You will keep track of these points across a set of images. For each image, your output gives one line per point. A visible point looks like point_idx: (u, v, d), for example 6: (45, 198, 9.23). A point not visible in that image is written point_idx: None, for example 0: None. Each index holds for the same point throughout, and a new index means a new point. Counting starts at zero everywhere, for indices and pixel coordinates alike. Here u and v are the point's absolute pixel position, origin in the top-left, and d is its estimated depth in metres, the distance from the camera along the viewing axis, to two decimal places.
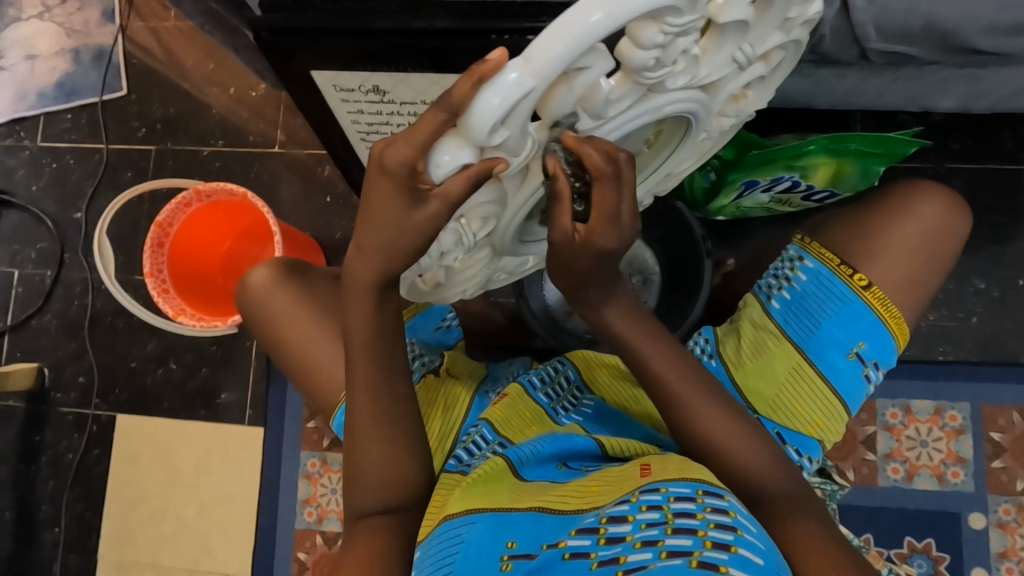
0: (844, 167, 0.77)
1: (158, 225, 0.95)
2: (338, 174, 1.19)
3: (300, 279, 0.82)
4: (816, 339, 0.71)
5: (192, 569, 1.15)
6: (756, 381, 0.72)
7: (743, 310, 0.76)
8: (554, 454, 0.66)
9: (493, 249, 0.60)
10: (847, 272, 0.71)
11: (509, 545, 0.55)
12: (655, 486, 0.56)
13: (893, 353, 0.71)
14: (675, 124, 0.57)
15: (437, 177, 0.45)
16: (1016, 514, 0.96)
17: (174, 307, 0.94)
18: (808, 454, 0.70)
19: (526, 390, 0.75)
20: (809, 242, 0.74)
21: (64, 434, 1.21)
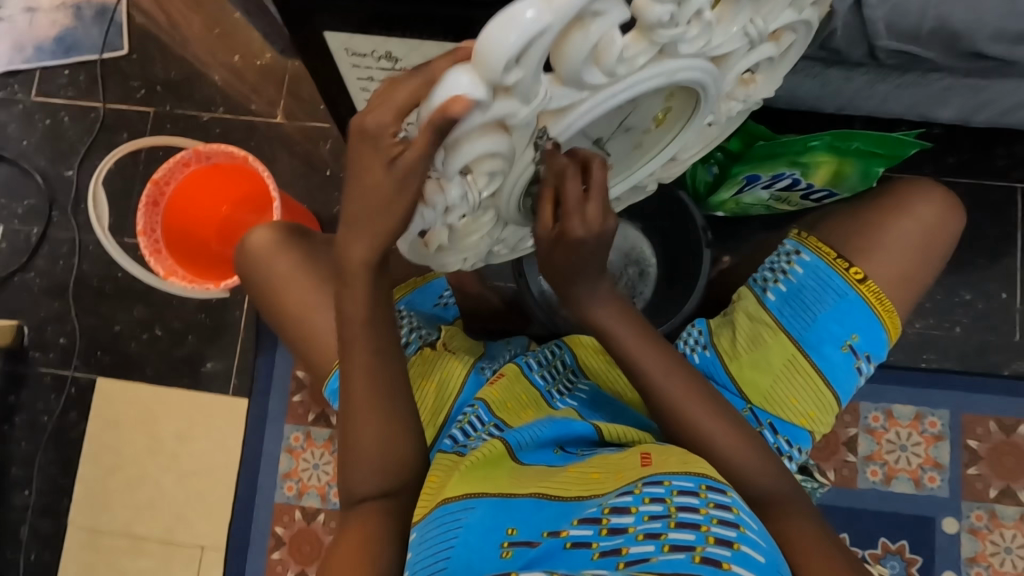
0: (844, 167, 0.78)
1: (154, 183, 0.93)
2: (340, 149, 1.18)
3: (301, 244, 0.81)
4: (813, 332, 0.71)
5: (165, 538, 1.13)
6: (751, 372, 0.72)
7: (737, 301, 0.76)
8: (552, 438, 0.67)
9: (496, 212, 0.59)
10: (843, 266, 0.72)
11: (509, 532, 0.54)
12: (658, 479, 0.55)
13: (885, 345, 0.72)
14: (684, 97, 0.57)
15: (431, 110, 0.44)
16: (988, 521, 0.98)
17: (166, 268, 0.93)
18: (799, 445, 0.71)
19: (524, 372, 0.75)
20: (806, 237, 0.74)
21: (41, 395, 1.18)
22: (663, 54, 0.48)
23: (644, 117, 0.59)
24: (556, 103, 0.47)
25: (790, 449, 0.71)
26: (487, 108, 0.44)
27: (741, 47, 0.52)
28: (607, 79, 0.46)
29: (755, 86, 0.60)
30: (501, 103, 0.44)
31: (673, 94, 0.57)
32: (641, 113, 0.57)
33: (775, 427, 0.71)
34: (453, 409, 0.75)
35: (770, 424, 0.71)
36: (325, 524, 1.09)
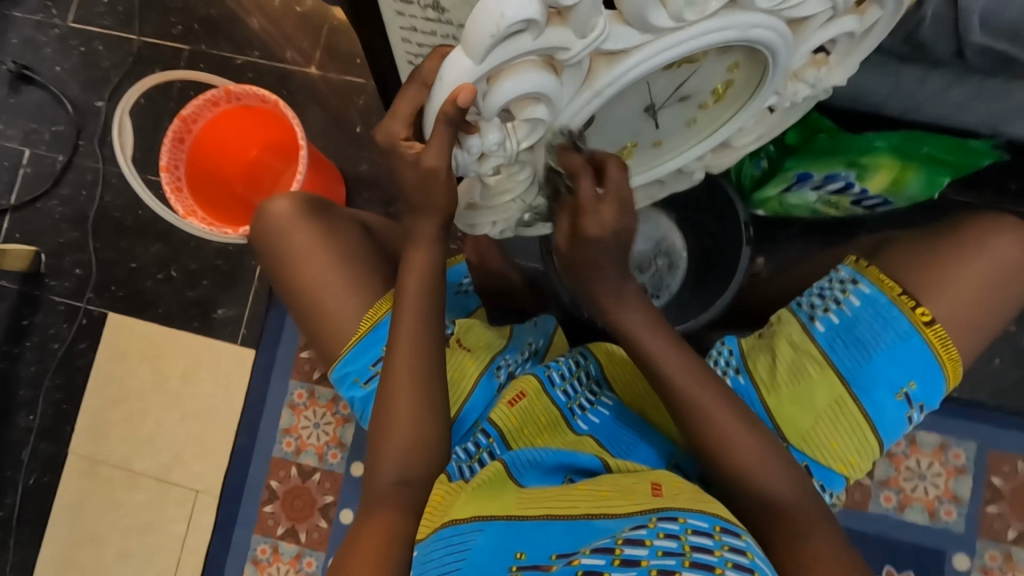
0: (906, 173, 0.75)
1: (182, 119, 0.90)
2: (373, 107, 1.15)
3: (319, 217, 0.72)
4: (864, 373, 0.66)
5: (161, 477, 1.13)
6: (791, 409, 0.67)
7: (780, 326, 0.71)
8: (558, 467, 0.63)
9: (533, 172, 0.58)
10: (908, 304, 0.66)
11: (517, 556, 0.51)
12: (672, 514, 0.53)
13: (941, 394, 0.67)
14: (749, 68, 0.54)
15: (479, 47, 0.41)
16: (1001, 562, 0.94)
17: (185, 207, 0.89)
18: (831, 488, 0.67)
19: (544, 388, 0.70)
20: (865, 266, 0.69)
21: (54, 321, 1.18)
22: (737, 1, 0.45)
23: (705, 84, 0.55)
24: (613, 43, 0.44)
25: (822, 493, 0.67)
26: (540, 32, 0.41)
27: (821, 11, 0.48)
28: (672, 21, 0.43)
29: (827, 69, 0.57)
30: (554, 28, 0.41)
31: (738, 64, 0.53)
32: (702, 78, 0.54)
33: (811, 469, 0.67)
34: (460, 415, 0.72)
35: (805, 466, 0.67)
36: (319, 483, 1.08)
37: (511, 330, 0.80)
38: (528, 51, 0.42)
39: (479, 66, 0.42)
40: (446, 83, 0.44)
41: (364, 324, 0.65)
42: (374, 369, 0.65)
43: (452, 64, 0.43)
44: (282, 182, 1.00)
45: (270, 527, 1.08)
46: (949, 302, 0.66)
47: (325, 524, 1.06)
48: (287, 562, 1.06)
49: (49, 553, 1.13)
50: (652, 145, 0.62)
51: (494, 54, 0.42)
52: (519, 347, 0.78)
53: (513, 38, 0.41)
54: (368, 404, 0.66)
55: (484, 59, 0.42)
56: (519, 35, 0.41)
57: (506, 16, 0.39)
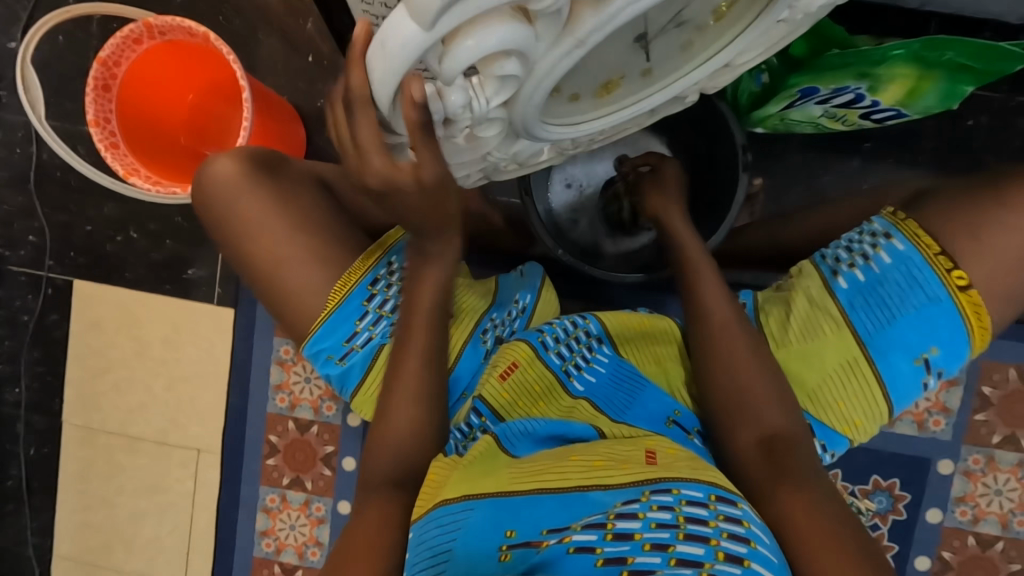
0: (924, 82, 0.65)
1: (101, 62, 0.79)
2: (324, 29, 1.01)
3: (271, 178, 0.66)
4: (884, 335, 0.66)
5: (161, 440, 1.13)
6: (799, 365, 0.69)
7: (801, 280, 0.72)
8: (550, 436, 0.62)
9: (507, 126, 0.48)
10: (944, 265, 0.65)
11: (508, 534, 0.50)
12: (667, 486, 0.53)
13: (963, 360, 0.67)
14: None
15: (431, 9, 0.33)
16: (984, 464, 0.97)
17: (125, 165, 0.80)
18: (833, 449, 0.69)
19: (538, 355, 0.68)
20: (902, 219, 0.68)
21: (18, 293, 1.12)
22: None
23: (704, 7, 0.48)
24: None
25: (823, 452, 0.68)
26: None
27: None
28: None
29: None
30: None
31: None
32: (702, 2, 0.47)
33: (813, 429, 0.68)
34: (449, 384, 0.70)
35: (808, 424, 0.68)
36: (318, 435, 1.08)
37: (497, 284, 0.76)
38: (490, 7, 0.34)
39: (429, 34, 0.35)
40: (390, 53, 0.37)
41: (332, 299, 0.64)
42: (349, 346, 0.64)
43: (394, 25, 0.36)
44: (231, 129, 0.91)
45: (275, 478, 1.10)
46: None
47: (329, 473, 1.09)
48: (296, 509, 1.10)
49: (65, 515, 1.17)
50: (640, 74, 0.52)
51: (445, 18, 0.34)
52: (505, 306, 0.74)
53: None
54: (346, 380, 0.65)
55: (434, 25, 0.35)
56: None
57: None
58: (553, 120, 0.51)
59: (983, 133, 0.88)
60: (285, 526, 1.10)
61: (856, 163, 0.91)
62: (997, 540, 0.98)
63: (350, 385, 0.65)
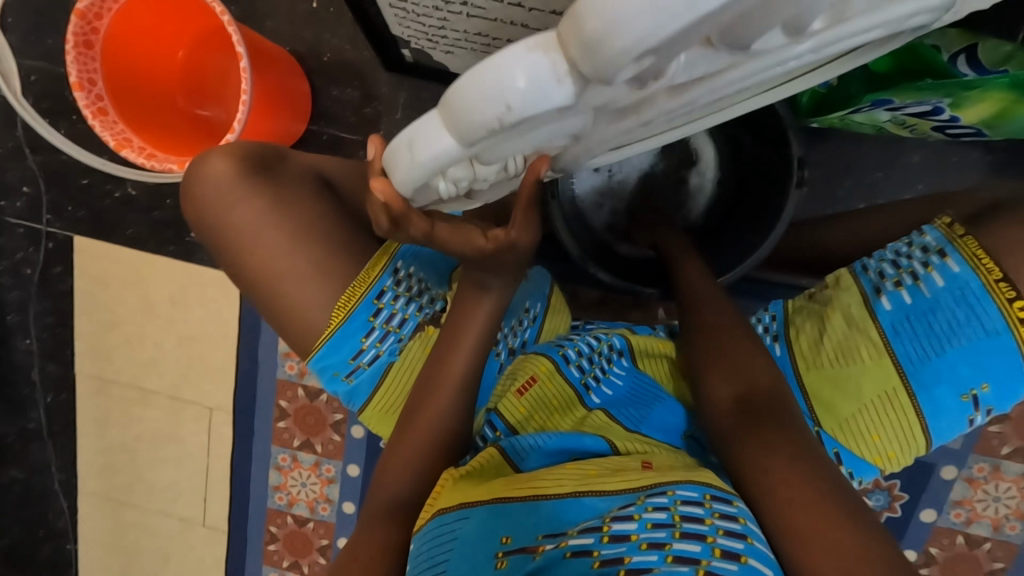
0: (1016, 107, 0.57)
1: (80, 15, 0.70)
2: None
3: (269, 172, 0.61)
4: (929, 367, 0.60)
5: (173, 396, 1.15)
6: (833, 392, 0.64)
7: (839, 298, 0.66)
8: (561, 450, 0.58)
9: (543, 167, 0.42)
10: (1006, 295, 0.58)
11: (503, 541, 0.49)
12: (660, 487, 0.52)
13: (1017, 398, 0.60)
14: None
15: (471, 140, 0.29)
16: (988, 473, 0.98)
17: (117, 137, 0.74)
18: (860, 476, 0.65)
19: (558, 368, 0.65)
20: (960, 235, 0.61)
21: (19, 246, 1.09)
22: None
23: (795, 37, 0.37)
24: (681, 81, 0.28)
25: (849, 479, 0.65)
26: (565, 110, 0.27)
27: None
28: (784, 38, 0.26)
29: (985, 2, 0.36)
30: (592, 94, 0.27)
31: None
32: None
33: (841, 457, 0.64)
34: None
35: (836, 453, 0.64)
36: (327, 402, 1.09)
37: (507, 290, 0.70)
38: (545, 123, 0.29)
39: (468, 150, 0.30)
40: (420, 164, 0.31)
41: (336, 315, 0.60)
42: (356, 363, 0.61)
43: (427, 137, 0.30)
44: (229, 82, 0.83)
45: (286, 439, 1.12)
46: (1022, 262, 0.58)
47: (338, 438, 1.11)
48: (307, 469, 1.13)
49: (86, 458, 1.21)
50: None
51: (492, 138, 0.29)
52: (516, 314, 0.70)
53: (525, 122, 0.28)
54: (354, 396, 0.62)
55: (476, 144, 0.29)
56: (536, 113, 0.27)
57: (514, 107, 0.26)
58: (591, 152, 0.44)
59: None
60: (297, 483, 1.14)
61: (915, 162, 0.83)
62: (986, 541, 1.01)
63: (358, 401, 0.63)
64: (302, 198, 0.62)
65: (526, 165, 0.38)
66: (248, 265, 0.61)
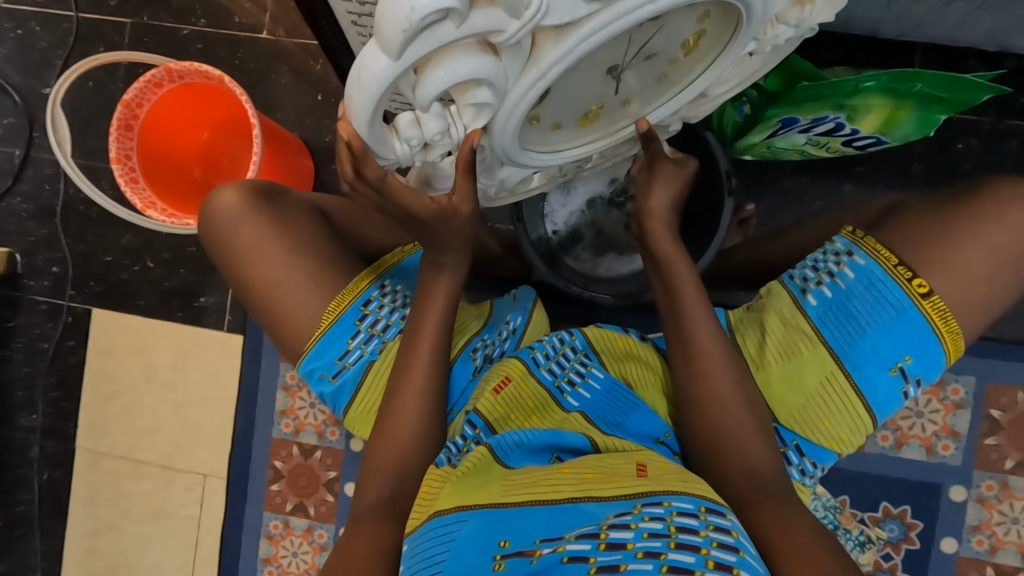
0: (900, 112, 0.68)
1: (125, 104, 0.85)
2: (331, 69, 1.07)
3: (273, 206, 0.71)
4: (858, 350, 0.62)
5: (168, 465, 1.15)
6: (782, 387, 0.64)
7: (768, 300, 0.68)
8: (545, 446, 0.60)
9: (490, 152, 0.54)
10: (904, 275, 0.61)
11: (502, 544, 0.50)
12: (657, 499, 0.52)
13: (941, 368, 0.63)
14: (722, 19, 0.50)
15: (394, 52, 0.38)
16: (998, 491, 0.95)
17: (143, 199, 0.85)
18: (821, 465, 0.65)
19: (530, 370, 0.67)
20: (861, 237, 0.65)
21: (38, 322, 1.17)
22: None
23: (672, 41, 0.51)
24: (554, 18, 0.39)
25: (812, 470, 0.65)
26: (462, 19, 0.37)
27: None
28: None
29: (812, 7, 0.51)
30: (480, 12, 0.37)
31: (709, 12, 0.49)
32: (668, 35, 0.50)
33: (801, 449, 0.65)
34: None
35: (795, 445, 0.65)
36: (321, 460, 1.10)
37: (490, 307, 0.78)
38: (452, 40, 0.38)
39: (397, 63, 0.39)
40: (365, 82, 0.40)
41: (327, 317, 0.66)
42: (342, 363, 0.66)
43: (368, 60, 0.39)
44: (241, 160, 0.98)
45: (278, 504, 1.11)
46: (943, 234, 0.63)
47: (331, 498, 1.09)
48: (299, 536, 1.10)
49: (73, 541, 1.18)
50: (621, 105, 0.57)
51: (411, 48, 0.38)
52: (494, 327, 0.75)
53: (432, 28, 0.37)
54: (339, 397, 0.67)
55: (402, 55, 0.38)
56: (440, 23, 0.37)
57: (418, 10, 0.35)
58: (536, 149, 0.57)
59: (973, 155, 0.90)
60: (287, 554, 1.10)
61: (848, 185, 0.92)
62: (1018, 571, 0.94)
63: (343, 402, 0.67)
64: (299, 228, 0.71)
65: (465, 134, 0.48)
66: (250, 284, 0.70)
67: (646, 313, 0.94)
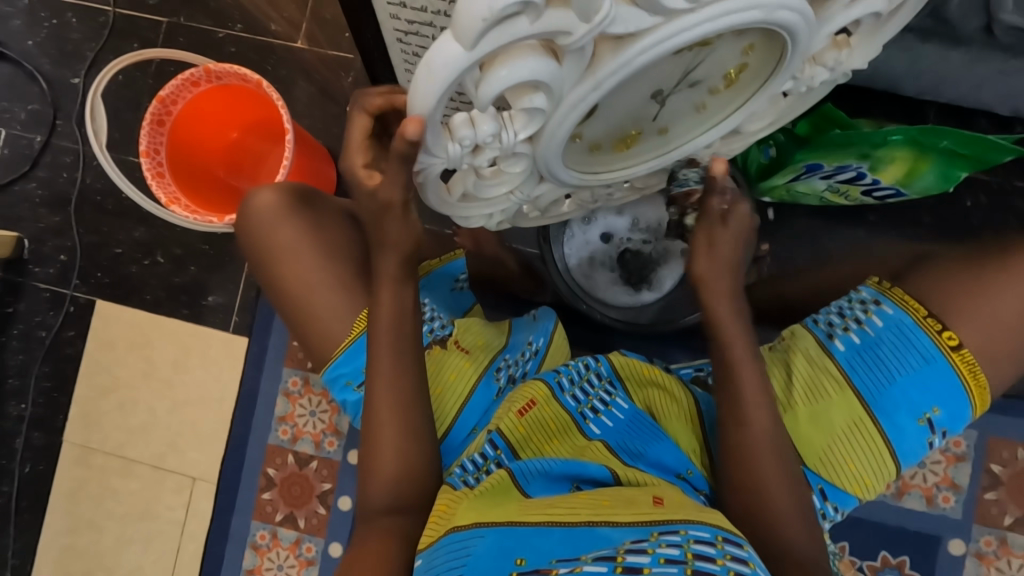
0: (921, 165, 0.71)
1: (160, 100, 0.86)
2: (362, 83, 1.09)
3: (308, 212, 0.72)
4: (885, 396, 0.63)
5: (157, 466, 1.12)
6: (809, 429, 0.65)
7: (795, 342, 0.68)
8: (566, 475, 0.60)
9: (531, 164, 0.56)
10: (934, 327, 0.63)
11: (518, 562, 0.49)
12: (673, 527, 0.51)
13: (966, 420, 0.64)
14: (765, 51, 0.52)
15: (469, 42, 0.38)
16: (997, 547, 0.95)
17: (168, 194, 0.85)
18: (844, 510, 0.65)
19: (554, 394, 0.67)
20: (888, 287, 0.66)
21: (40, 309, 1.15)
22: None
23: (715, 70, 0.54)
24: (619, 26, 0.41)
25: (833, 514, 0.65)
26: (538, 15, 0.38)
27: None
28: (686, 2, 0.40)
29: (848, 51, 0.56)
30: (554, 11, 0.38)
31: (753, 46, 0.52)
32: (712, 64, 0.52)
33: (825, 493, 0.64)
34: (458, 419, 0.69)
35: (819, 488, 0.64)
36: (317, 470, 1.08)
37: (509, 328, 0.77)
38: (524, 36, 0.39)
39: (470, 53, 0.39)
40: (435, 71, 0.41)
41: (355, 327, 0.66)
42: (366, 373, 0.66)
43: (440, 49, 0.40)
44: (267, 164, 0.98)
45: (268, 514, 1.08)
46: (968, 287, 0.63)
47: (323, 511, 1.07)
48: (286, 548, 1.07)
49: (48, 540, 1.13)
50: (657, 133, 0.60)
51: (486, 39, 0.38)
52: (516, 347, 0.74)
53: (508, 22, 0.38)
54: (359, 407, 0.66)
55: (477, 44, 0.39)
56: (515, 18, 0.38)
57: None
58: (574, 166, 0.59)
59: (982, 213, 0.93)
60: (272, 566, 1.07)
61: (860, 234, 0.95)
62: None
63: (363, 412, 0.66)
64: (332, 233, 0.71)
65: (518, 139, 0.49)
66: (280, 286, 0.70)
67: (656, 343, 0.95)
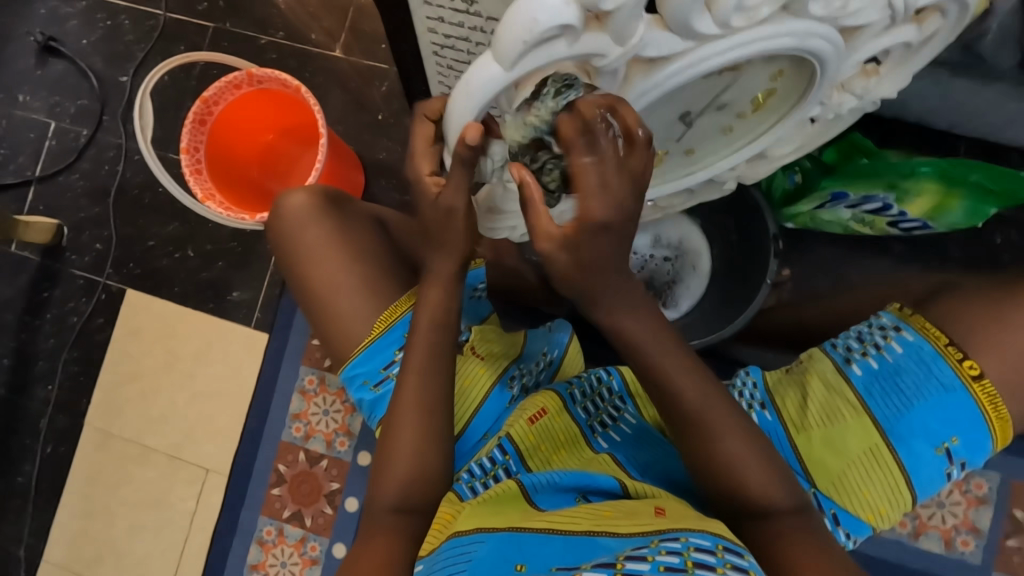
0: (950, 200, 0.70)
1: (203, 101, 0.90)
2: (395, 93, 1.13)
3: (338, 214, 0.74)
4: (903, 423, 0.62)
5: (173, 455, 1.15)
6: (823, 452, 0.64)
7: (810, 364, 0.68)
8: (572, 485, 0.60)
9: None
10: (955, 355, 0.62)
11: (518, 568, 0.49)
12: (674, 535, 0.50)
13: (986, 453, 0.63)
14: (795, 78, 0.53)
15: (507, 63, 0.40)
16: None
17: (203, 190, 0.88)
18: (856, 537, 0.64)
19: (566, 405, 0.68)
20: (909, 314, 0.66)
21: (74, 295, 1.19)
22: (787, 8, 0.44)
23: (744, 95, 0.54)
24: (652, 50, 0.43)
25: (846, 540, 0.64)
26: (575, 39, 0.39)
27: (878, 20, 0.47)
28: (717, 28, 0.42)
29: (877, 79, 0.57)
30: (590, 35, 0.40)
31: (782, 72, 0.52)
32: (741, 89, 0.53)
33: (838, 518, 0.63)
34: (470, 424, 0.70)
35: (833, 513, 0.63)
36: (326, 470, 1.09)
37: (525, 338, 0.77)
38: (560, 58, 0.41)
39: (508, 74, 0.41)
40: (473, 89, 0.42)
41: (376, 327, 0.67)
42: (385, 373, 0.67)
43: (479, 70, 0.41)
44: (298, 166, 1.02)
45: (276, 510, 1.09)
46: (994, 323, 0.62)
47: (329, 511, 1.08)
48: (291, 545, 1.08)
49: (62, 521, 1.16)
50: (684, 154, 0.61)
51: (525, 60, 0.40)
52: (532, 357, 0.75)
53: (546, 44, 0.39)
54: (376, 406, 0.68)
55: (515, 66, 0.40)
56: (553, 41, 0.39)
57: (539, 22, 0.37)
58: None
59: (1012, 250, 0.92)
60: (276, 562, 1.08)
61: (885, 266, 0.94)
62: None
63: (379, 412, 0.67)
64: (360, 235, 0.73)
65: None
66: (307, 284, 0.72)
67: None
